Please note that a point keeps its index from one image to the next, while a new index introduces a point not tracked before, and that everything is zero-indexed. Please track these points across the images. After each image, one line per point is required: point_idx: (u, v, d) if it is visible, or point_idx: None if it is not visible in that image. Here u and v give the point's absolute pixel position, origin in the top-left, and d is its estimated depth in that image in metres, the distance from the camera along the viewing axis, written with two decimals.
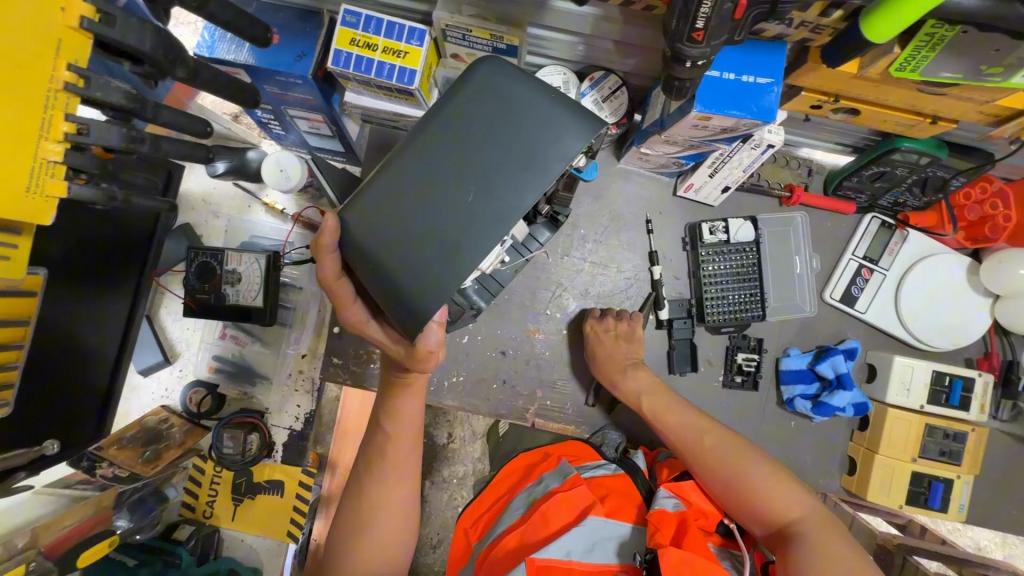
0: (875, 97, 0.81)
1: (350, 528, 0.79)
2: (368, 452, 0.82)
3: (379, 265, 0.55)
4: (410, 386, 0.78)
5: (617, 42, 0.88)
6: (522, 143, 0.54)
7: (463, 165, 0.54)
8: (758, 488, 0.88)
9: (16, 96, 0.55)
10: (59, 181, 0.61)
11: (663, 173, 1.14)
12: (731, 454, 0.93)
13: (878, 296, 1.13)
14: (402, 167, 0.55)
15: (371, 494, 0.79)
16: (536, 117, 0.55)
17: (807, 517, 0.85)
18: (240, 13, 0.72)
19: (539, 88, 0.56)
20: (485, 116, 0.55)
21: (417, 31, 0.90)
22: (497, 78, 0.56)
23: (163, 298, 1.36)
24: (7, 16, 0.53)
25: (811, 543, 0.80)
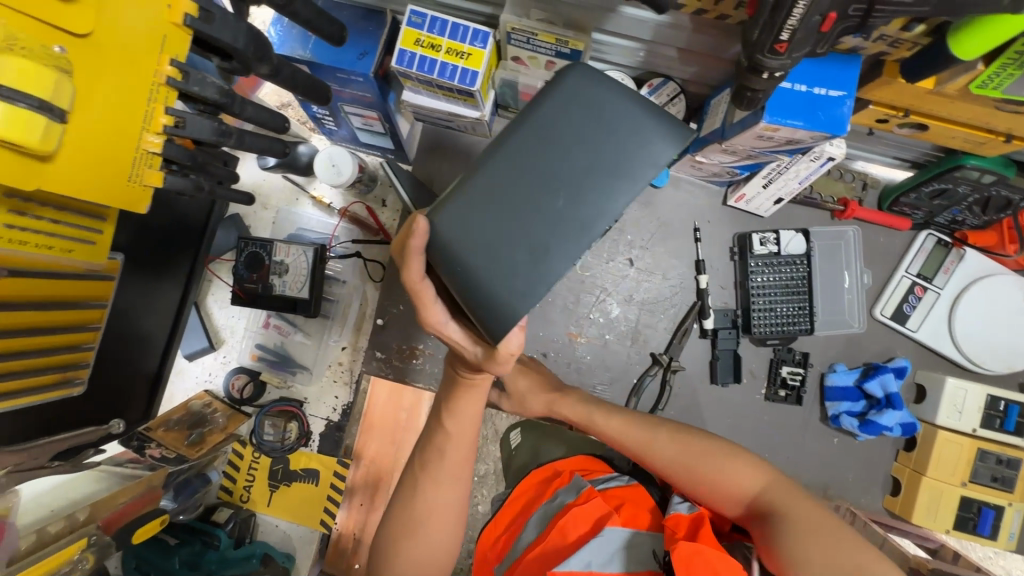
0: (947, 113, 0.80)
1: (404, 529, 0.79)
2: (422, 454, 0.83)
3: (465, 269, 0.56)
4: (473, 387, 0.79)
5: (681, 49, 0.88)
6: (613, 151, 0.55)
7: (552, 173, 0.55)
8: (702, 464, 0.81)
9: (127, 89, 0.58)
10: (156, 171, 0.64)
11: (713, 182, 1.14)
12: (661, 438, 0.85)
13: (931, 315, 1.11)
14: (489, 171, 0.55)
15: (423, 497, 0.80)
16: (627, 126, 0.55)
17: (757, 482, 0.78)
18: (319, 12, 0.74)
19: (626, 93, 0.56)
20: (574, 123, 0.55)
21: (482, 33, 0.91)
22: (588, 84, 0.56)
23: (211, 285, 1.39)
24: (120, 12, 0.55)
25: (774, 513, 0.73)
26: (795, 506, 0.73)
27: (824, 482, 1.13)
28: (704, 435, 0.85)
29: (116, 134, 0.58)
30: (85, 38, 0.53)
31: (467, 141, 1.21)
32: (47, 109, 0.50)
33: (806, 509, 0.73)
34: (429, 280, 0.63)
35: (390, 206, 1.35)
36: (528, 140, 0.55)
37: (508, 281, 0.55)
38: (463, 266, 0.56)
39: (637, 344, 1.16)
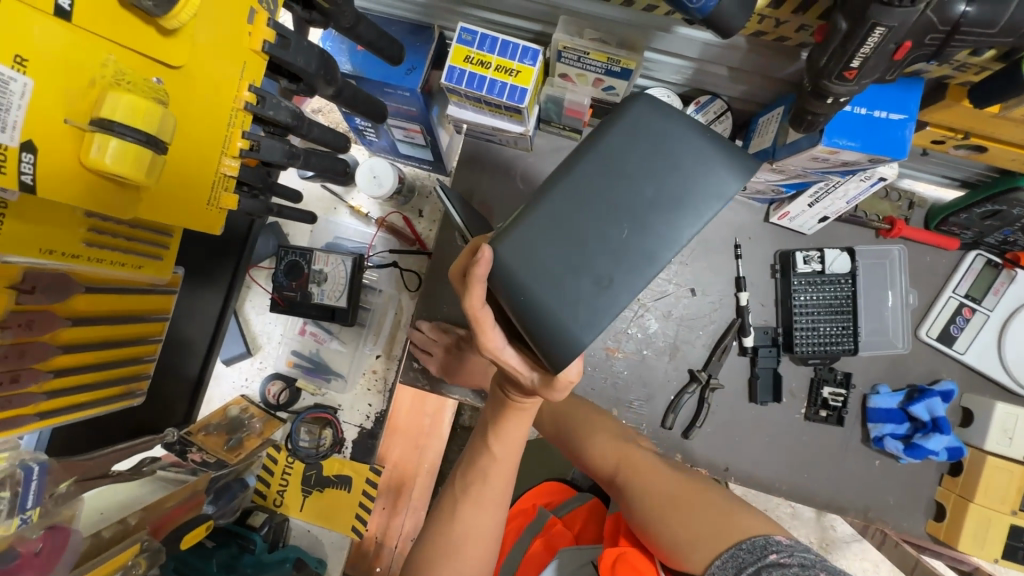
0: (1010, 136, 0.78)
1: (446, 549, 0.80)
2: (463, 476, 0.84)
3: (530, 296, 0.54)
4: (522, 411, 0.79)
5: (732, 68, 0.88)
6: (679, 182, 0.54)
7: (617, 202, 0.54)
8: (587, 447, 1.01)
9: (211, 117, 0.59)
10: (232, 194, 0.66)
11: (755, 199, 1.13)
12: (555, 429, 1.05)
13: (979, 338, 1.09)
14: (554, 197, 0.54)
15: (468, 520, 0.80)
16: (692, 158, 0.54)
17: (624, 457, 0.96)
18: (382, 34, 0.75)
19: (693, 124, 0.55)
20: (638, 153, 0.54)
21: (531, 51, 0.92)
22: (653, 114, 0.55)
23: (249, 292, 1.41)
24: (209, 41, 0.56)
25: (636, 486, 0.92)
26: (655, 479, 0.91)
27: (865, 505, 1.12)
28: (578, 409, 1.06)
29: (199, 160, 0.60)
30: (178, 70, 0.55)
31: (508, 155, 1.18)
32: (152, 143, 0.52)
33: (661, 480, 0.91)
34: (488, 307, 0.63)
35: (426, 217, 1.36)
36: (594, 167, 0.54)
37: (572, 309, 0.54)
38: (528, 295, 0.54)
39: (675, 360, 1.15)
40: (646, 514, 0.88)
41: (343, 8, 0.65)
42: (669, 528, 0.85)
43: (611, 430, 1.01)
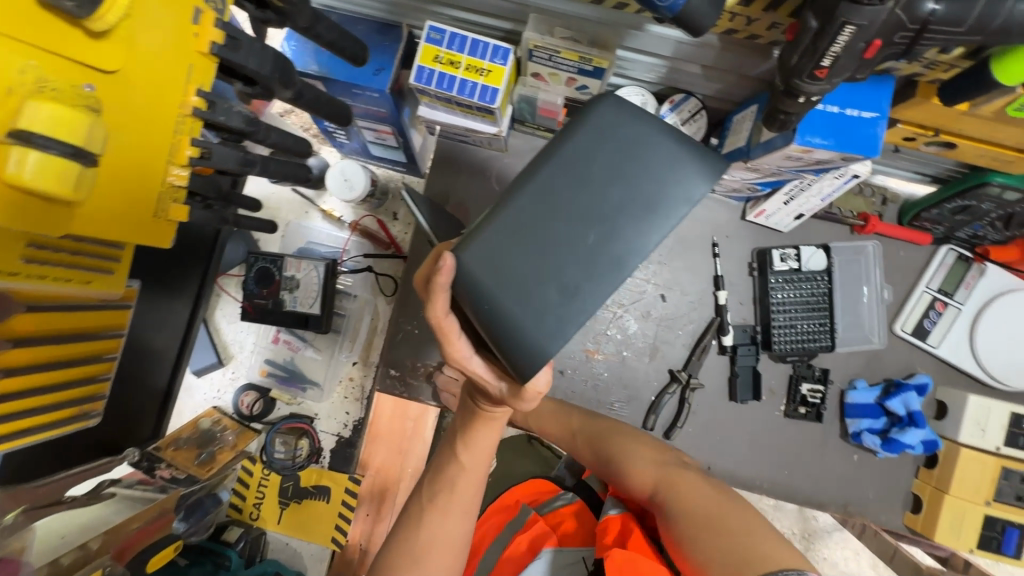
0: (979, 133, 0.79)
1: (410, 555, 0.77)
2: (432, 483, 0.82)
3: (494, 305, 0.52)
4: (493, 420, 0.78)
5: (705, 66, 0.87)
6: (648, 186, 0.52)
7: (584, 207, 0.52)
8: (620, 464, 0.94)
9: (153, 124, 0.56)
10: (182, 205, 0.62)
11: (732, 197, 1.12)
12: (588, 447, 1.00)
13: (952, 331, 1.10)
14: (520, 202, 0.52)
15: (437, 529, 0.78)
16: (661, 162, 0.53)
17: (662, 475, 0.89)
18: (345, 34, 0.72)
19: (662, 126, 0.54)
20: (605, 156, 0.53)
21: (501, 49, 0.89)
22: (621, 116, 0.53)
23: (219, 300, 1.36)
24: (149, 44, 0.53)
25: (672, 504, 0.84)
26: (691, 496, 0.83)
27: (845, 500, 1.13)
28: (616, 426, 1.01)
29: (142, 169, 0.57)
30: (114, 75, 0.51)
31: (483, 155, 1.16)
32: (81, 155, 0.48)
33: (697, 497, 0.83)
34: (453, 315, 0.61)
35: (401, 220, 1.33)
36: (560, 171, 0.52)
37: (539, 318, 0.52)
38: (492, 303, 0.52)
39: (655, 361, 1.14)
40: (684, 535, 0.80)
41: (299, 7, 0.62)
42: (702, 553, 0.76)
43: (646, 446, 0.95)
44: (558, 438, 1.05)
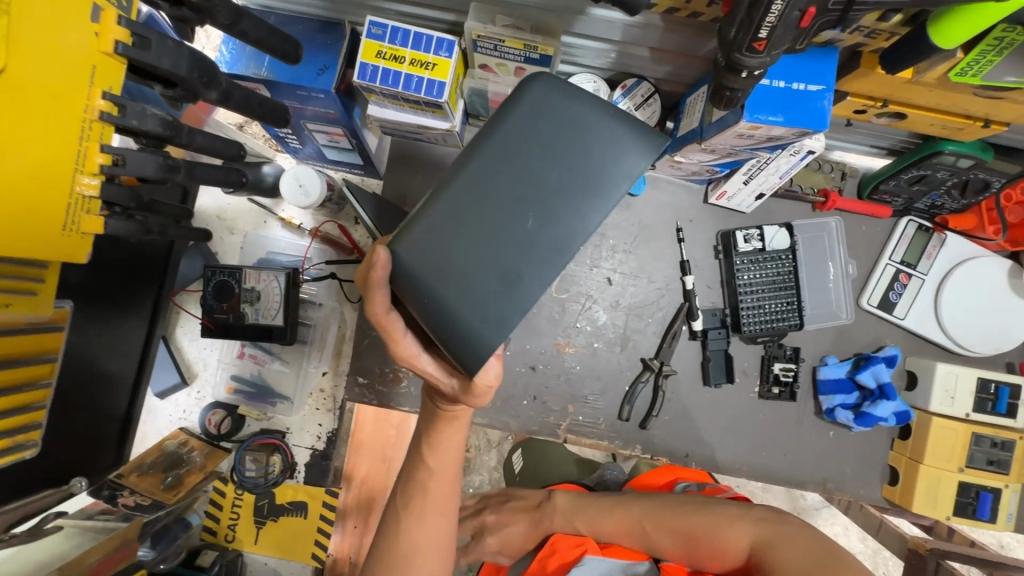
0: (926, 101, 0.79)
1: (386, 562, 0.75)
2: (403, 489, 0.78)
3: (433, 300, 0.50)
4: (455, 419, 0.75)
5: (653, 49, 0.86)
6: (586, 166, 0.50)
7: (520, 192, 0.50)
8: (705, 535, 0.77)
9: (52, 131, 0.53)
10: (95, 216, 0.59)
11: (693, 181, 1.12)
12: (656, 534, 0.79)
13: (917, 302, 1.11)
14: (453, 191, 0.50)
15: (413, 537, 0.75)
16: (597, 140, 0.50)
17: (764, 536, 0.75)
18: (273, 31, 0.69)
19: (598, 103, 0.51)
20: (539, 138, 0.51)
21: (446, 42, 0.87)
22: (555, 95, 0.51)
23: (179, 318, 1.32)
24: (41, 39, 0.50)
25: (784, 568, 0.70)
26: (807, 561, 0.70)
27: (823, 476, 1.13)
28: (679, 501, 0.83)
29: (42, 178, 0.53)
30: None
31: (440, 153, 1.14)
32: None
33: (810, 548, 0.71)
34: (396, 311, 0.58)
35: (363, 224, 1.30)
36: (494, 156, 0.50)
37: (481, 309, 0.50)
38: (432, 297, 0.50)
39: (627, 351, 1.13)
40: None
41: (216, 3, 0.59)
42: None
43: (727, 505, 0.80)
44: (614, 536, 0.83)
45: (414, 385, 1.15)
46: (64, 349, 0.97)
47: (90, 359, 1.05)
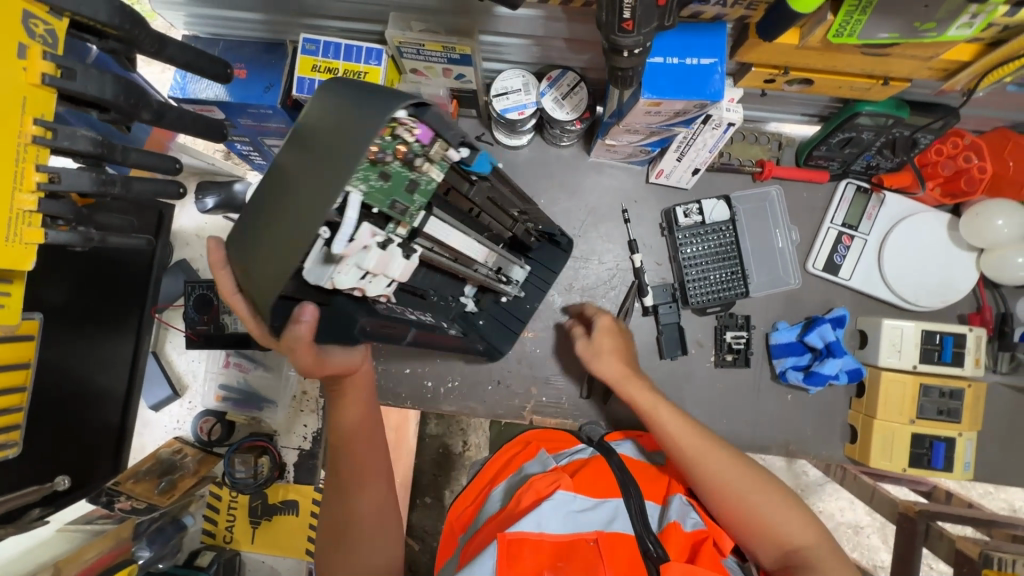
0: (822, 64, 0.83)
1: (333, 536, 0.85)
2: (342, 464, 0.87)
3: (248, 277, 0.64)
4: (349, 388, 0.88)
5: (568, 40, 0.92)
6: (333, 146, 0.56)
7: (295, 179, 0.60)
8: (772, 519, 0.80)
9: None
10: (37, 228, 0.61)
11: (633, 162, 1.16)
12: (721, 455, 0.85)
13: (861, 262, 1.14)
14: (266, 187, 0.64)
15: (358, 510, 0.85)
16: (344, 122, 0.56)
17: (817, 543, 0.79)
18: (200, 53, 0.74)
19: (355, 91, 0.58)
20: (313, 129, 0.60)
21: (375, 51, 0.93)
22: (329, 93, 0.60)
23: (167, 333, 1.40)
24: None
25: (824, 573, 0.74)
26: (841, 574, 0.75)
27: (786, 440, 1.15)
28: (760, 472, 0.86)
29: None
30: None
31: None
32: None
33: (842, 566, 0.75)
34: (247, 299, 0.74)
35: None
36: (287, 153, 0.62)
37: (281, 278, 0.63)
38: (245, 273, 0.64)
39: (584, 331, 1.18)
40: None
41: (137, 33, 0.63)
42: None
43: (797, 503, 0.83)
44: (689, 442, 0.86)
45: (385, 378, 1.20)
46: (65, 366, 1.01)
47: (89, 379, 1.08)
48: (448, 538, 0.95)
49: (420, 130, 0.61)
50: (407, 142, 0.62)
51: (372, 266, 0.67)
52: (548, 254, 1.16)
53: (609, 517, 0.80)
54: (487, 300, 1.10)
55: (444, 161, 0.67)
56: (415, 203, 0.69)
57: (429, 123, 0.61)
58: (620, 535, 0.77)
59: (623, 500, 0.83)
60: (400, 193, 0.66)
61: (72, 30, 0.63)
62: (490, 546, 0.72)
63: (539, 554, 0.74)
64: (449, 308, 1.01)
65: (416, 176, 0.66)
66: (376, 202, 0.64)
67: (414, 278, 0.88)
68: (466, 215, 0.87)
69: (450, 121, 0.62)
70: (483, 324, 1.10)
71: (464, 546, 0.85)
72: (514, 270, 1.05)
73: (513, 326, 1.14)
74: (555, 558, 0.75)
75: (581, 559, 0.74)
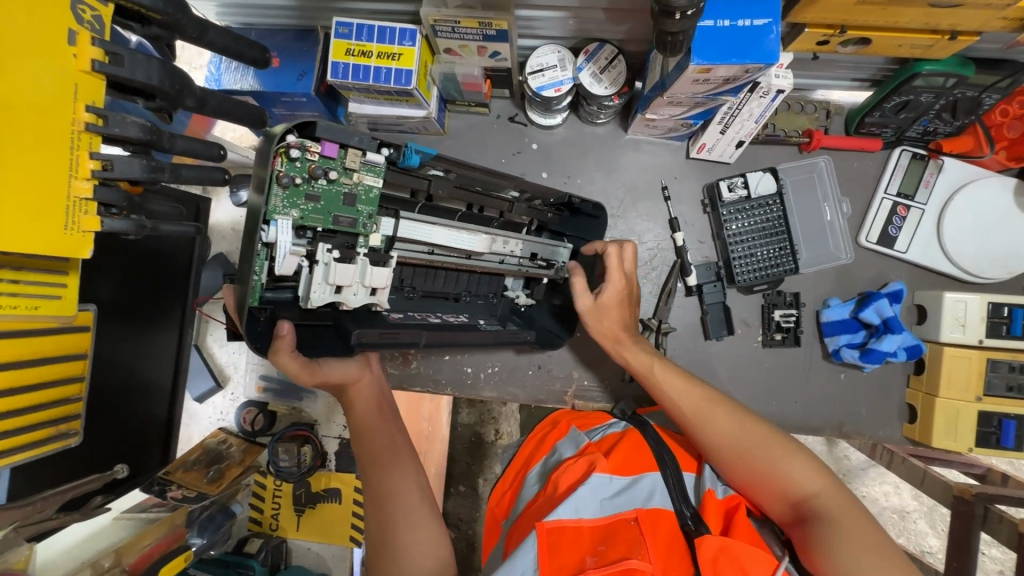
0: (884, 20, 0.78)
1: (380, 550, 0.81)
2: (370, 465, 0.86)
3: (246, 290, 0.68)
4: (365, 403, 0.89)
5: (607, 9, 0.88)
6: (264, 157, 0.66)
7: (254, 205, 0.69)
8: (775, 470, 0.74)
9: (44, 142, 0.55)
10: (93, 216, 0.61)
11: (673, 138, 1.12)
12: (721, 410, 0.81)
13: (918, 232, 1.08)
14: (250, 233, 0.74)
15: (392, 512, 0.82)
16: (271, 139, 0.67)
17: (829, 491, 0.71)
18: (238, 37, 0.72)
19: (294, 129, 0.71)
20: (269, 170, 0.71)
21: (408, 30, 0.91)
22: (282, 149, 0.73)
23: (208, 326, 1.37)
24: (21, 59, 0.53)
25: (835, 522, 0.67)
26: (857, 523, 0.67)
27: (839, 420, 1.11)
28: (768, 425, 0.79)
29: (41, 185, 0.56)
30: None
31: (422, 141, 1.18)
32: None
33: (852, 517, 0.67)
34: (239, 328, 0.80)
35: None
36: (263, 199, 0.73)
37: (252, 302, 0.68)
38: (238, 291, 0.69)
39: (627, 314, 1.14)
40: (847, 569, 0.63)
41: (180, 18, 0.62)
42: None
43: (803, 450, 0.76)
44: (686, 405, 0.83)
45: (425, 366, 1.20)
46: (118, 359, 1.03)
47: (138, 370, 1.10)
48: (489, 527, 0.95)
49: (324, 146, 0.69)
50: (313, 160, 0.69)
51: (341, 279, 0.73)
52: (578, 224, 1.10)
53: (647, 493, 0.78)
54: (542, 289, 1.11)
55: (369, 167, 0.75)
56: (360, 212, 0.76)
57: (328, 139, 0.68)
58: (660, 511, 0.75)
59: (661, 474, 0.80)
60: (339, 207, 0.74)
61: (116, 17, 0.62)
62: (530, 536, 0.70)
63: (579, 539, 0.72)
64: (495, 306, 1.05)
65: (350, 188, 0.74)
66: (317, 222, 0.72)
67: (433, 284, 0.95)
68: (466, 212, 0.93)
69: (344, 128, 0.69)
70: (540, 318, 1.10)
71: (507, 533, 0.85)
72: (555, 253, 1.04)
73: (569, 314, 1.11)
74: (596, 542, 0.72)
75: (623, 539, 0.72)
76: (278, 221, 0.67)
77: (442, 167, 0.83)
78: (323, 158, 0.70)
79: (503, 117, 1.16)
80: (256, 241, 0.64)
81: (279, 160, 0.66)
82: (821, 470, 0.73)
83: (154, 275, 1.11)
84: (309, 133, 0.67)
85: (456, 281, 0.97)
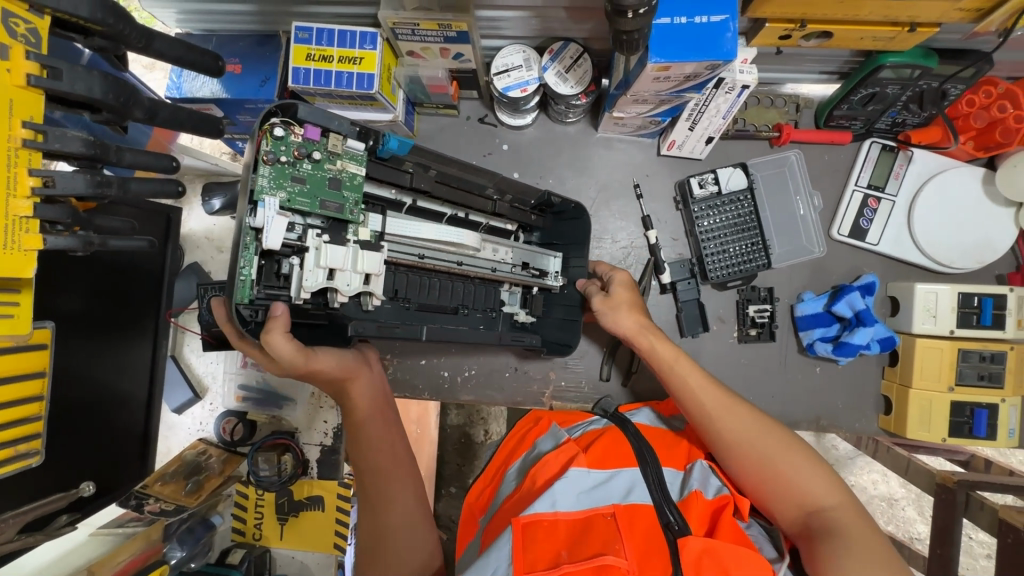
0: (841, 14, 0.78)
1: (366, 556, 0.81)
2: (369, 474, 0.83)
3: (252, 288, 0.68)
4: (366, 406, 0.84)
5: (568, 7, 0.88)
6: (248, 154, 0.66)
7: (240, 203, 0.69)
8: (795, 476, 0.74)
9: None
10: (35, 234, 0.60)
11: (643, 135, 1.12)
12: (743, 413, 0.80)
13: (889, 225, 1.08)
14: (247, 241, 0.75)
15: (387, 522, 0.81)
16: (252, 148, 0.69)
17: (844, 505, 0.71)
18: (189, 46, 0.70)
19: None
20: None
21: (369, 35, 0.90)
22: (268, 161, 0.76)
23: (184, 336, 1.36)
24: None
25: (849, 538, 0.67)
26: (870, 539, 0.68)
27: (816, 414, 1.11)
28: (788, 433, 0.78)
29: None
30: None
31: None
32: None
33: (865, 533, 0.68)
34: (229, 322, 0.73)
35: None
36: None
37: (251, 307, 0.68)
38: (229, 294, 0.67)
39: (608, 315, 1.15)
40: None
41: (122, 29, 0.60)
42: None
43: (821, 462, 0.76)
44: (705, 403, 0.82)
45: (401, 371, 1.19)
46: (87, 374, 1.01)
47: (110, 384, 1.08)
48: (465, 521, 0.92)
49: (306, 129, 0.69)
50: (297, 142, 0.68)
51: (333, 262, 0.71)
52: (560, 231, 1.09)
53: (626, 488, 0.77)
54: (539, 304, 1.10)
55: (353, 154, 0.74)
56: (347, 198, 0.74)
57: (311, 121, 0.69)
58: (639, 506, 0.74)
59: (640, 469, 0.80)
60: (325, 192, 0.71)
61: (57, 28, 0.60)
62: (505, 532, 0.69)
63: (555, 534, 0.71)
64: (495, 321, 1.01)
65: (335, 173, 0.72)
66: (304, 206, 0.69)
67: (429, 296, 0.91)
68: (454, 216, 0.92)
69: (325, 111, 0.69)
70: (546, 330, 1.10)
71: (484, 530, 0.83)
72: (546, 262, 1.04)
73: (572, 320, 1.06)
74: (572, 537, 0.71)
75: (599, 533, 0.71)
76: (266, 201, 0.65)
77: (422, 162, 0.82)
78: (306, 141, 0.70)
79: (473, 118, 1.15)
80: (241, 229, 0.63)
81: (263, 140, 0.65)
82: (837, 483, 0.74)
83: (123, 287, 1.09)
84: (292, 114, 0.68)
85: (452, 292, 0.94)
